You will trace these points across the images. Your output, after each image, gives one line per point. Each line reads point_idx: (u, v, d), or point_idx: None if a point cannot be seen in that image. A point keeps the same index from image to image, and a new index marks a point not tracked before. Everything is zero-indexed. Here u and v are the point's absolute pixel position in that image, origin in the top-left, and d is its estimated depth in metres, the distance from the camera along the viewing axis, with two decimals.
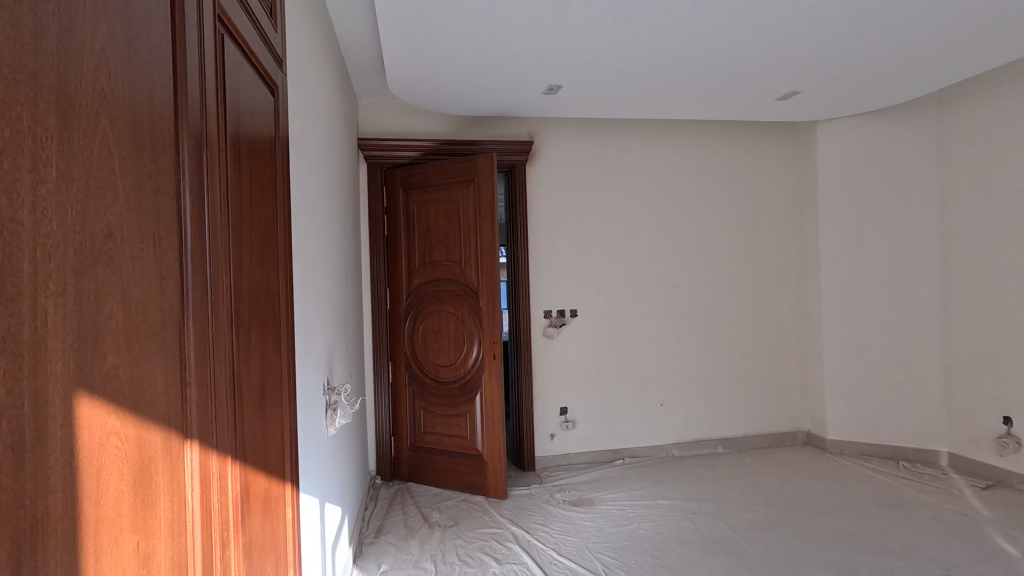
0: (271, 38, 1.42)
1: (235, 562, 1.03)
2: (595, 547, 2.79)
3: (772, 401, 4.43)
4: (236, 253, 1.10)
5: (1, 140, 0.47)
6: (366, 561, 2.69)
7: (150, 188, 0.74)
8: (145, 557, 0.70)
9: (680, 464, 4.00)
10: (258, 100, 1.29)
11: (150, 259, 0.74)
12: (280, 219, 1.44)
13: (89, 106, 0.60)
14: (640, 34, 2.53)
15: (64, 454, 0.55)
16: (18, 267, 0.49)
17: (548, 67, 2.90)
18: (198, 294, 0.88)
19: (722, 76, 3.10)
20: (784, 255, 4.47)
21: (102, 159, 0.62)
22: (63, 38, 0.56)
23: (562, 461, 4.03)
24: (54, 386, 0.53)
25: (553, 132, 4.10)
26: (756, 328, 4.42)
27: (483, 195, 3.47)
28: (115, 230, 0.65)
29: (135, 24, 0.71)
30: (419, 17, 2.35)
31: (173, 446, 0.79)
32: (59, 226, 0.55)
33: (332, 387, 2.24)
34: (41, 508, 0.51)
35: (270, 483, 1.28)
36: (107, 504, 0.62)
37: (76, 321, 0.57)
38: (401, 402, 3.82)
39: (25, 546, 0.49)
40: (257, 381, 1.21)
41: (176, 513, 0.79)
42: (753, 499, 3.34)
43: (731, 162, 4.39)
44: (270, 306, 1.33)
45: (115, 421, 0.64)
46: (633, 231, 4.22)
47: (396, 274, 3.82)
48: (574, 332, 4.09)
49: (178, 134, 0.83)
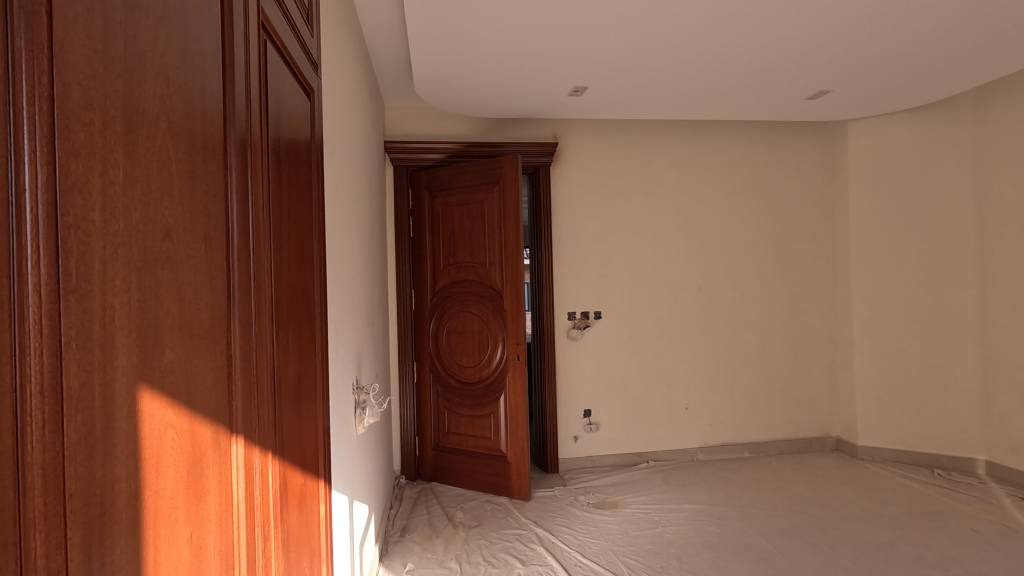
0: (307, 44, 1.45)
1: (275, 556, 1.05)
2: (619, 550, 2.78)
3: (800, 405, 4.36)
4: (276, 252, 1.13)
5: (76, 143, 0.50)
6: (392, 560, 2.72)
7: (202, 191, 0.77)
8: (197, 548, 0.72)
9: (706, 469, 3.95)
10: (296, 105, 1.32)
11: (202, 259, 0.76)
12: (315, 221, 1.48)
13: (151, 111, 0.63)
14: (669, 34, 2.52)
15: (128, 445, 0.57)
16: (90, 263, 0.52)
17: (574, 69, 2.91)
18: (243, 293, 0.91)
19: (751, 76, 3.06)
20: (812, 257, 4.39)
21: (161, 161, 0.65)
22: (129, 45, 0.59)
23: (586, 463, 4.02)
24: (120, 379, 0.56)
25: (577, 134, 4.10)
26: (784, 332, 4.35)
27: (508, 196, 3.48)
28: (172, 231, 0.67)
29: (190, 31, 0.74)
30: (448, 22, 2.38)
31: (221, 439, 0.81)
32: (126, 225, 0.57)
33: (361, 387, 2.29)
34: (108, 496, 0.53)
35: (305, 479, 1.31)
36: (165, 496, 0.64)
37: (138, 318, 0.59)
38: (425, 402, 3.86)
39: (96, 532, 0.51)
40: (295, 379, 1.24)
41: (224, 504, 0.82)
42: (781, 505, 3.28)
43: (758, 162, 4.33)
44: (307, 305, 1.37)
45: (172, 415, 0.66)
46: (658, 232, 4.19)
47: (421, 275, 3.86)
48: (598, 334, 4.08)
49: (226, 138, 0.86)
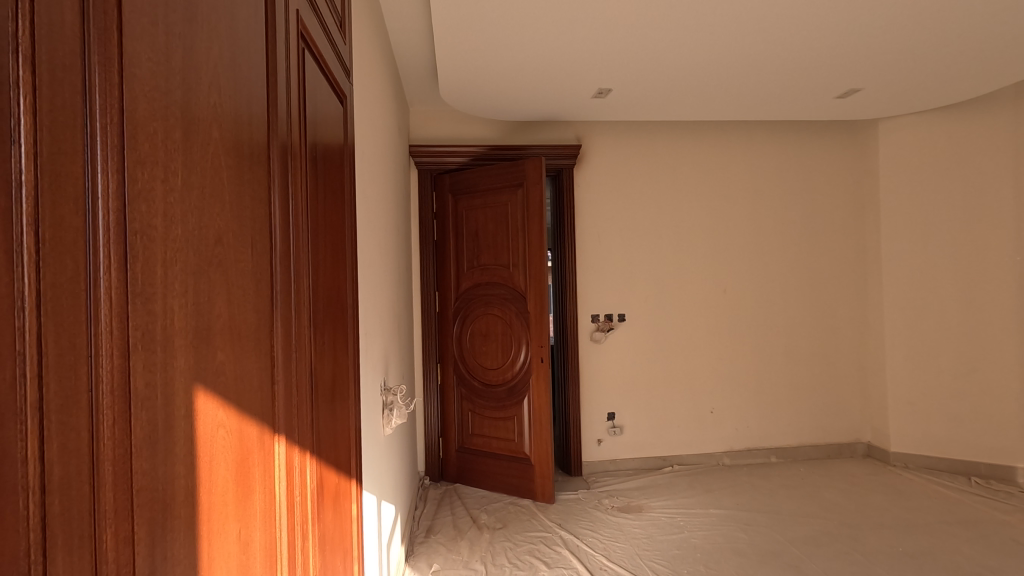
0: (340, 51, 1.48)
1: (312, 553, 1.07)
2: (645, 554, 2.76)
3: (829, 409, 4.27)
4: (313, 256, 1.15)
5: (142, 151, 0.52)
6: (418, 560, 2.74)
7: (248, 197, 0.79)
8: (244, 544, 0.74)
9: (732, 473, 3.90)
10: (331, 111, 1.35)
11: (248, 263, 0.78)
12: (347, 224, 1.50)
13: (206, 121, 0.65)
14: (696, 35, 2.51)
15: (185, 443, 0.59)
16: (153, 268, 0.54)
17: (599, 71, 2.90)
18: (284, 296, 0.93)
19: (779, 75, 3.02)
20: (841, 258, 4.31)
21: (214, 168, 0.67)
22: (186, 58, 0.61)
23: (610, 467, 4.00)
24: (179, 379, 0.58)
25: (600, 136, 4.10)
26: (812, 335, 4.27)
27: (532, 199, 3.48)
28: (223, 236, 0.69)
29: (239, 41, 0.76)
30: (474, 26, 2.41)
31: (266, 438, 0.83)
32: (183, 230, 0.59)
33: (388, 387, 2.31)
34: (168, 492, 0.55)
35: (339, 478, 1.33)
36: (217, 492, 0.66)
37: (194, 319, 0.61)
38: (449, 404, 3.88)
39: (158, 525, 0.53)
40: (330, 380, 1.27)
41: (267, 503, 0.84)
42: (811, 512, 3.22)
43: (785, 163, 4.27)
44: (340, 306, 1.39)
45: (223, 414, 0.69)
46: (683, 234, 4.15)
47: (445, 278, 3.88)
48: (621, 337, 4.06)
49: (270, 145, 0.88)
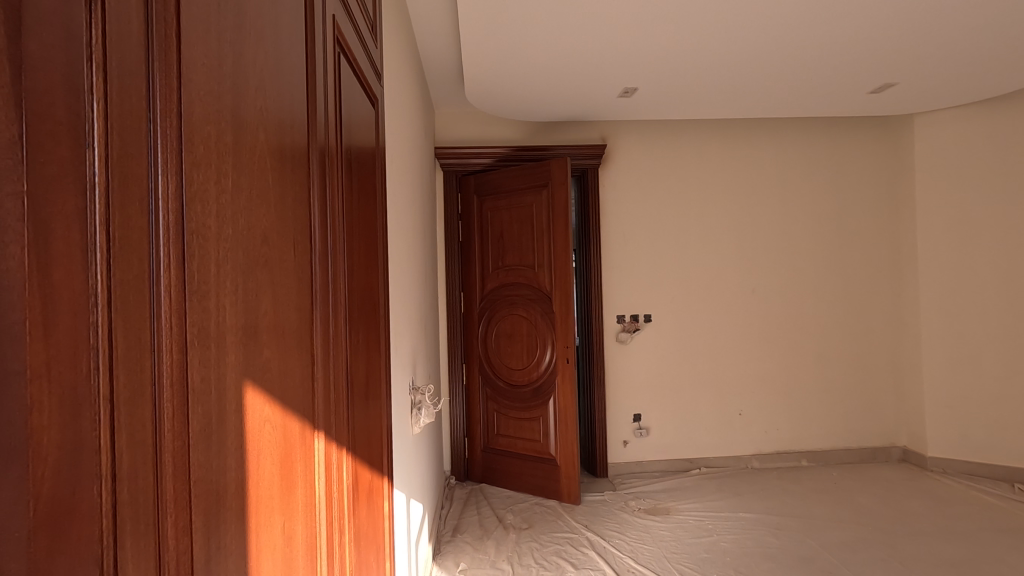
0: (371, 54, 1.50)
1: (348, 548, 1.09)
2: (673, 557, 2.73)
3: (863, 413, 4.17)
4: (348, 256, 1.17)
5: (198, 153, 0.54)
6: (445, 559, 2.76)
7: (291, 200, 0.81)
8: (288, 538, 0.76)
9: (761, 476, 3.83)
10: (364, 115, 1.37)
11: (291, 262, 0.80)
12: (379, 227, 1.52)
13: (253, 124, 0.67)
14: (724, 32, 2.47)
15: (236, 436, 0.61)
16: (207, 266, 0.55)
17: (625, 70, 2.89)
18: (322, 295, 0.95)
19: (811, 70, 2.95)
20: (875, 257, 4.21)
21: (260, 169, 0.69)
22: (236, 63, 0.63)
23: (636, 468, 3.97)
24: (230, 374, 0.60)
25: (625, 136, 4.07)
26: (844, 336, 4.18)
27: (557, 200, 3.48)
28: (268, 236, 0.71)
29: (282, 46, 0.78)
30: (500, 28, 2.42)
31: (307, 435, 0.85)
32: (234, 230, 0.61)
33: (416, 387, 2.33)
34: (221, 484, 0.57)
35: (372, 476, 1.35)
36: (264, 487, 0.68)
37: (243, 317, 0.63)
38: (474, 404, 3.90)
39: (213, 516, 0.55)
40: (363, 377, 1.29)
41: (309, 498, 0.85)
42: (845, 517, 3.14)
43: (816, 160, 4.19)
44: (373, 307, 1.42)
45: (269, 410, 0.70)
46: (710, 234, 4.10)
47: (470, 278, 3.90)
48: (647, 338, 4.02)
49: (309, 149, 0.90)
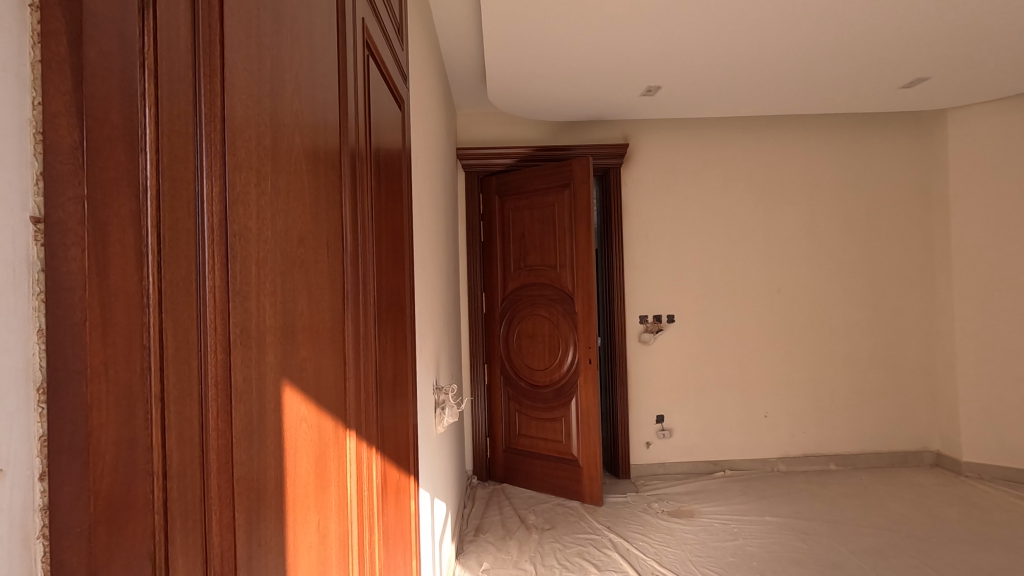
0: (398, 55, 1.51)
1: (377, 544, 1.10)
2: (698, 560, 2.69)
3: (893, 416, 4.08)
4: (377, 256, 1.18)
5: (240, 158, 0.55)
6: (468, 557, 2.77)
7: (324, 202, 0.82)
8: (323, 535, 0.77)
9: (788, 480, 3.76)
10: (391, 117, 1.38)
11: (324, 263, 0.81)
12: (405, 227, 1.54)
13: (289, 127, 0.68)
14: (751, 28, 2.44)
15: (275, 434, 0.62)
16: (248, 267, 0.56)
17: (649, 68, 2.86)
18: (353, 297, 0.96)
19: (840, 66, 2.89)
20: (906, 256, 4.11)
21: (296, 173, 0.70)
22: (274, 66, 0.64)
23: (659, 470, 3.93)
24: (269, 375, 0.60)
25: (648, 135, 4.04)
26: (873, 337, 4.09)
27: (579, 199, 3.46)
28: (304, 238, 0.72)
29: (316, 51, 0.79)
30: (523, 28, 2.42)
31: (340, 433, 0.86)
32: (273, 232, 0.62)
33: (440, 387, 2.35)
34: (261, 482, 0.58)
35: (399, 475, 1.36)
36: (301, 485, 0.69)
37: (281, 317, 0.64)
38: (496, 404, 3.91)
39: (254, 512, 0.56)
40: (391, 375, 1.30)
41: (341, 497, 0.86)
42: (875, 523, 3.07)
43: (844, 157, 4.10)
44: (400, 306, 1.43)
45: (305, 409, 0.71)
46: (734, 233, 4.04)
47: (492, 278, 3.91)
48: (670, 338, 3.99)
49: (341, 151, 0.92)
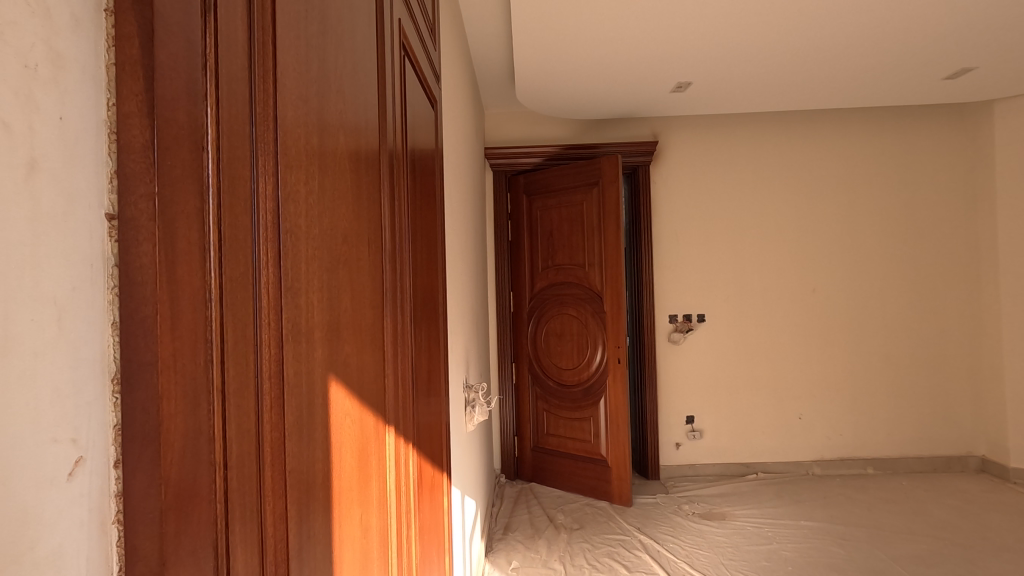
0: (431, 55, 1.52)
1: (413, 539, 1.10)
2: (731, 564, 2.64)
3: (935, 419, 3.94)
4: (412, 254, 1.19)
5: (291, 158, 0.56)
6: (497, 556, 2.78)
7: (366, 202, 0.83)
8: (365, 529, 0.78)
9: (824, 484, 3.67)
10: (425, 117, 1.39)
11: (366, 261, 0.82)
12: (438, 224, 1.55)
13: (334, 126, 0.69)
14: (787, 21, 2.39)
15: (323, 428, 0.63)
16: (298, 264, 0.57)
17: (680, 64, 2.82)
18: (392, 295, 0.97)
19: (880, 58, 2.81)
20: (949, 254, 3.96)
21: (340, 172, 0.71)
22: (321, 66, 0.65)
23: (689, 471, 3.88)
24: (317, 369, 0.62)
25: (678, 132, 3.99)
26: (913, 337, 3.96)
27: (608, 198, 3.43)
28: (348, 235, 0.74)
29: (358, 53, 0.80)
30: (553, 26, 2.41)
31: (381, 430, 0.87)
32: (320, 230, 0.63)
33: (470, 385, 2.36)
34: (310, 475, 0.59)
35: (434, 470, 1.37)
36: (345, 479, 0.70)
37: (328, 314, 0.65)
38: (524, 404, 3.91)
39: (304, 504, 0.57)
40: (426, 373, 1.31)
41: (381, 492, 0.87)
42: (917, 529, 2.97)
43: (882, 152, 3.98)
44: (433, 305, 1.44)
45: (350, 404, 0.73)
46: (767, 231, 3.96)
47: (520, 278, 3.91)
48: (701, 338, 3.93)
49: (381, 151, 0.93)
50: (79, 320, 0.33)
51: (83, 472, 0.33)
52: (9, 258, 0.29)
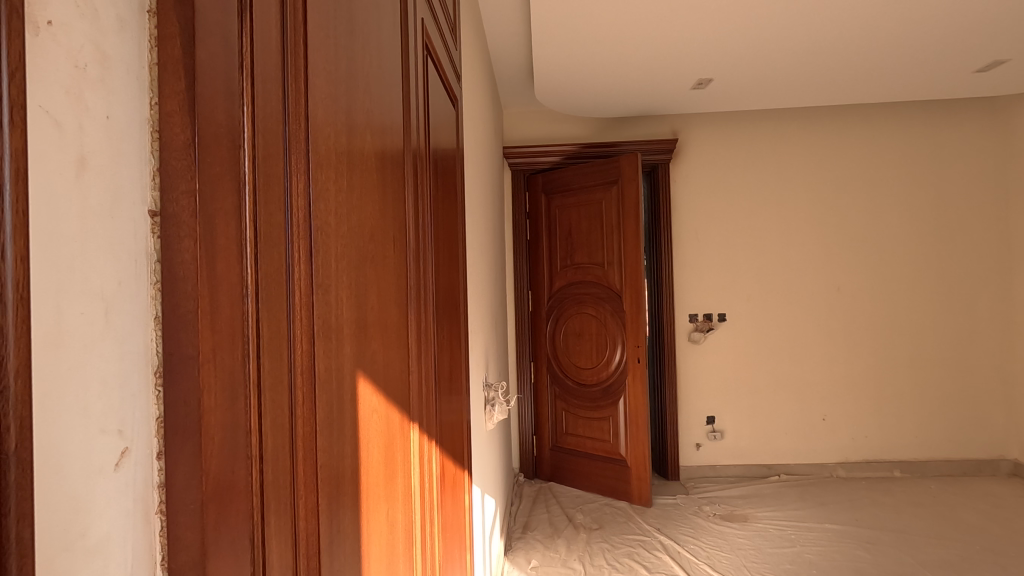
0: (452, 56, 1.53)
1: (436, 536, 1.11)
2: (753, 566, 2.61)
3: (964, 420, 3.84)
4: (435, 253, 1.20)
5: (322, 157, 0.57)
6: (516, 555, 2.78)
7: (391, 201, 0.84)
8: (391, 525, 0.79)
9: (849, 486, 3.60)
10: (447, 118, 1.40)
11: (391, 259, 0.83)
12: (459, 224, 1.56)
13: (361, 126, 0.70)
14: (811, 15, 2.35)
15: (352, 424, 0.64)
16: (329, 262, 0.58)
17: (701, 60, 2.79)
18: (415, 293, 0.98)
19: (907, 51, 2.74)
20: (980, 252, 3.86)
21: (367, 171, 0.72)
22: (349, 66, 0.66)
23: (709, 472, 3.84)
24: (346, 366, 0.62)
25: (699, 130, 3.95)
26: (942, 337, 3.86)
27: (627, 196, 3.41)
28: (374, 233, 0.74)
29: (384, 53, 0.81)
30: (573, 24, 2.40)
31: (406, 427, 0.88)
32: (348, 228, 0.64)
33: (490, 384, 2.36)
34: (340, 470, 0.59)
35: (456, 469, 1.38)
36: (373, 474, 0.71)
37: (356, 312, 0.66)
38: (543, 403, 3.91)
39: (335, 498, 0.58)
40: (448, 372, 1.31)
41: (406, 488, 0.88)
42: (946, 534, 2.90)
43: (910, 148, 3.89)
44: (455, 305, 1.45)
45: (377, 400, 0.74)
46: (789, 229, 3.90)
47: (538, 277, 3.91)
48: (722, 338, 3.89)
49: (405, 151, 0.93)
50: (124, 314, 0.34)
51: (129, 462, 0.34)
52: (63, 253, 0.30)
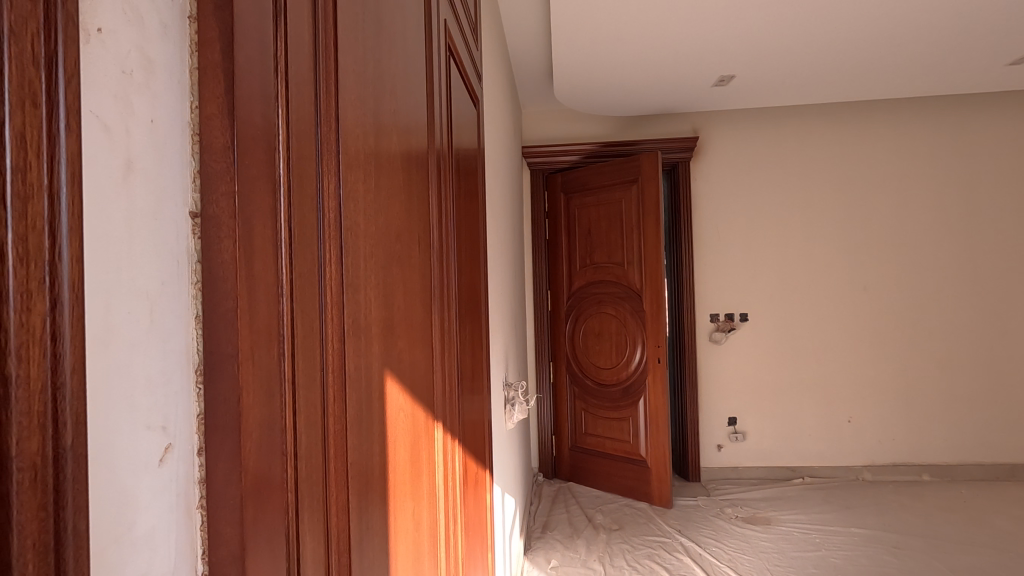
0: (473, 54, 1.53)
1: (459, 534, 1.11)
2: (776, 569, 2.57)
3: (995, 423, 3.74)
4: (457, 252, 1.20)
5: (353, 159, 0.58)
6: (536, 554, 2.78)
7: (416, 201, 0.85)
8: (417, 522, 0.79)
9: (875, 489, 3.52)
10: (468, 117, 1.40)
11: (416, 258, 0.83)
12: (480, 223, 1.56)
13: (388, 127, 0.70)
14: (835, 9, 2.31)
15: (380, 422, 0.64)
16: (357, 261, 0.59)
17: (722, 56, 2.76)
18: (439, 292, 0.98)
19: (935, 44, 2.68)
20: (1012, 251, 3.75)
21: (393, 172, 0.73)
22: (377, 68, 0.67)
23: (731, 474, 3.79)
24: (374, 363, 0.63)
25: (720, 127, 3.90)
26: (973, 337, 3.76)
27: (647, 195, 3.38)
28: (400, 233, 0.75)
29: (409, 54, 0.82)
30: (592, 22, 2.40)
31: (430, 426, 0.88)
32: (376, 228, 0.65)
33: (509, 383, 2.36)
34: (369, 467, 0.60)
35: (478, 467, 1.38)
36: (399, 472, 0.72)
37: (384, 310, 0.67)
38: (562, 402, 3.90)
39: (365, 495, 0.59)
40: (470, 369, 1.32)
41: (430, 487, 0.88)
42: (977, 539, 2.83)
43: (939, 144, 3.79)
44: (476, 303, 1.45)
45: (404, 398, 0.74)
46: (813, 226, 3.83)
47: (557, 276, 3.90)
48: (743, 337, 3.84)
49: (428, 151, 0.94)
50: (167, 313, 0.35)
51: (172, 458, 0.35)
52: (112, 252, 0.31)
